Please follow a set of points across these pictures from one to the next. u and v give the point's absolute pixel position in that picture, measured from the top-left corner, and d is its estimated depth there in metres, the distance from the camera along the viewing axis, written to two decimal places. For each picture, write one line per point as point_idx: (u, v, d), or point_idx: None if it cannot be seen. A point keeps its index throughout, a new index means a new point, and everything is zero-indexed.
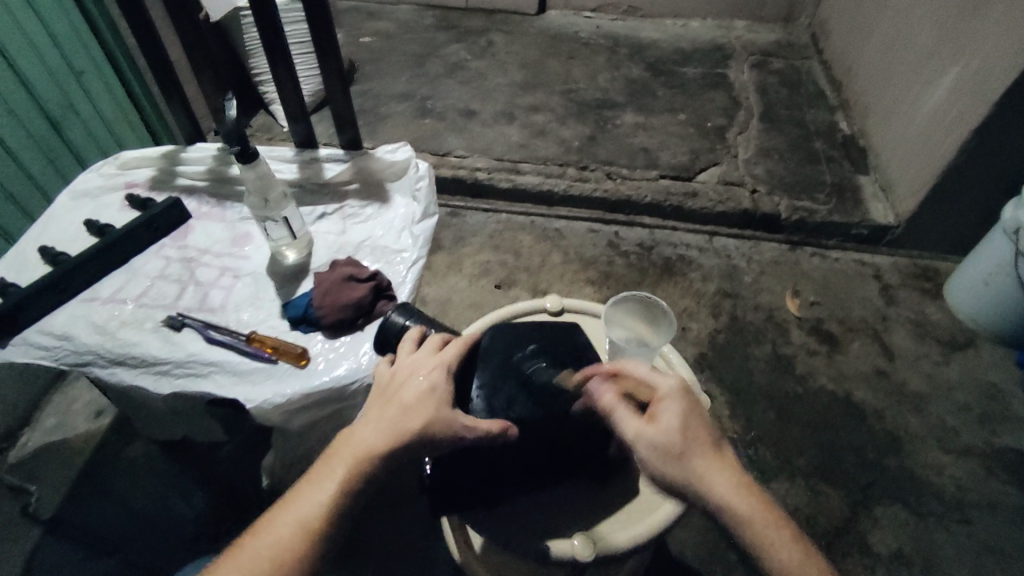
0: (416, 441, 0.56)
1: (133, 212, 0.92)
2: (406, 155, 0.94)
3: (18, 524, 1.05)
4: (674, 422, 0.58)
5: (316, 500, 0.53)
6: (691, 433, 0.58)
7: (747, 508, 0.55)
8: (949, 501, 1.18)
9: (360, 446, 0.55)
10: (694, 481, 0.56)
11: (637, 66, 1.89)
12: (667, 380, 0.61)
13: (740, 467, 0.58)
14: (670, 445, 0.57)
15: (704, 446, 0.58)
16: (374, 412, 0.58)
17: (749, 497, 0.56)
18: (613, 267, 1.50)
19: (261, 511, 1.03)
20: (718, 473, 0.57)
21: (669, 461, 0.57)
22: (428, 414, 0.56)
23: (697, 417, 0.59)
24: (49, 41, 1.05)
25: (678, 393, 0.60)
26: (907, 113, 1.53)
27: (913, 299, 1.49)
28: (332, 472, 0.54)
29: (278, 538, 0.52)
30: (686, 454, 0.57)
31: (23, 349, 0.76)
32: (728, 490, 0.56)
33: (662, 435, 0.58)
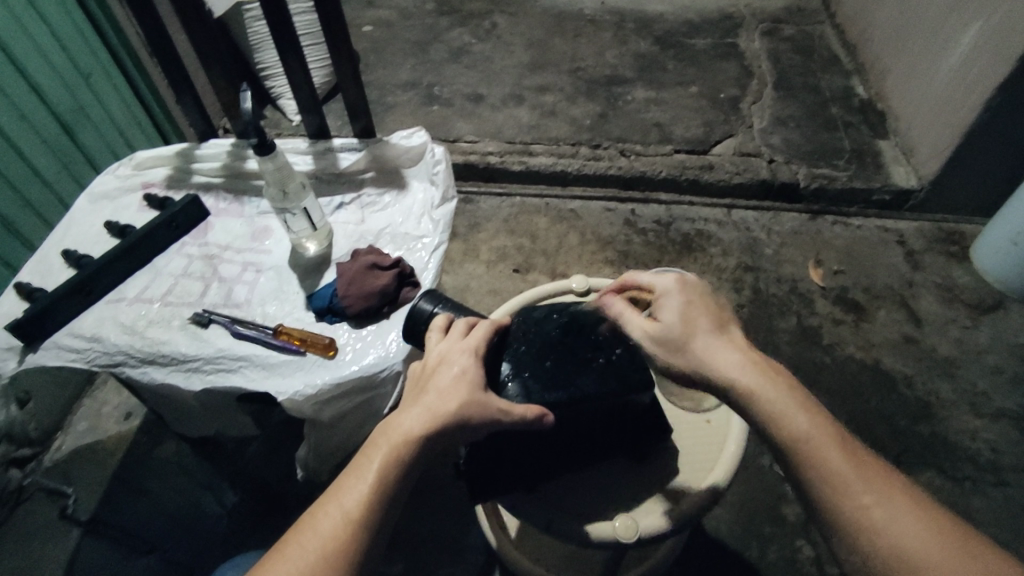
0: (452, 425, 0.55)
1: (153, 212, 0.91)
2: (421, 139, 0.92)
3: (57, 527, 1.07)
4: (674, 315, 0.60)
5: (357, 492, 0.53)
6: (691, 321, 0.59)
7: (752, 379, 0.55)
8: (984, 466, 1.16)
9: (397, 433, 0.54)
10: (699, 363, 0.57)
11: (645, 40, 1.85)
12: (663, 279, 0.63)
13: (753, 348, 0.58)
14: (674, 333, 0.59)
15: (707, 329, 0.59)
16: (409, 400, 0.58)
17: (760, 374, 0.55)
18: (630, 246, 1.48)
19: (301, 505, 1.08)
20: (725, 352, 0.57)
21: (671, 351, 0.59)
22: (462, 396, 0.56)
23: (698, 304, 0.61)
24: (55, 42, 1.04)
25: (675, 287, 0.62)
26: (927, 72, 1.48)
27: (939, 263, 1.46)
28: (371, 461, 0.54)
29: (322, 531, 0.52)
30: (690, 337, 0.58)
31: (53, 352, 0.76)
32: (734, 364, 0.56)
33: (663, 328, 0.59)
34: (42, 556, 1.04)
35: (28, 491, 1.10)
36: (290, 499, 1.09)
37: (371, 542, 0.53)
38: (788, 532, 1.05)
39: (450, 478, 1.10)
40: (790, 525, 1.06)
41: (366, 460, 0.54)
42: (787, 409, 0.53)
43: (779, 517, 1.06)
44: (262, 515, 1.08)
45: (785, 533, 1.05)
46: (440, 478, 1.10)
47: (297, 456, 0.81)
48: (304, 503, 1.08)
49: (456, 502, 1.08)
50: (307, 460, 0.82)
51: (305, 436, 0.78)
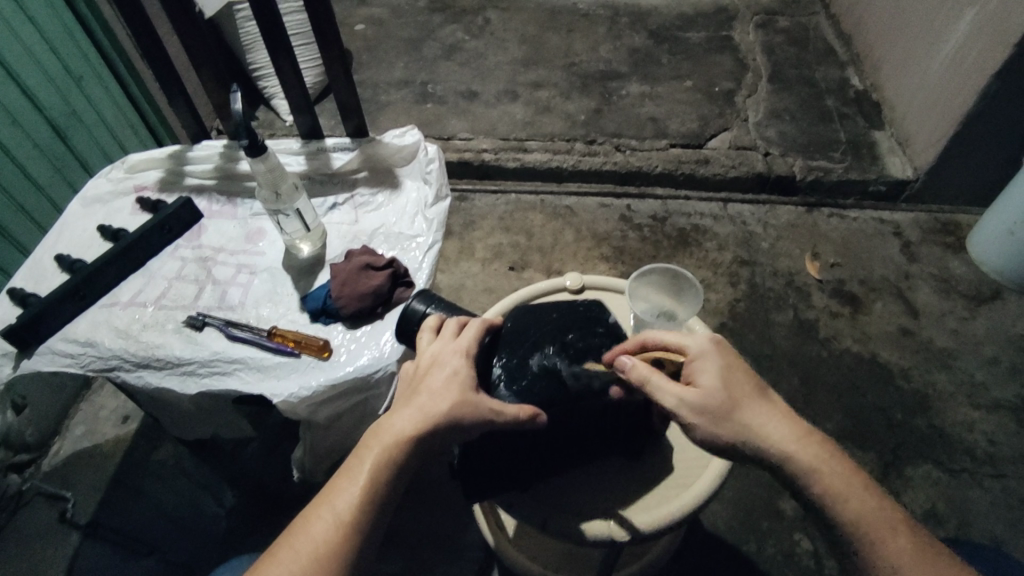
0: (444, 426, 0.55)
1: (145, 215, 0.91)
2: (414, 138, 0.92)
3: (56, 530, 1.07)
4: (717, 380, 0.58)
5: (349, 495, 0.53)
6: (734, 388, 0.58)
7: (809, 457, 0.55)
8: (980, 457, 1.16)
9: (388, 434, 0.54)
10: (748, 434, 0.56)
11: (639, 34, 1.84)
12: (696, 339, 0.60)
13: (794, 413, 0.58)
14: (718, 399, 0.57)
15: (751, 395, 0.58)
16: (401, 401, 0.58)
17: (812, 447, 0.56)
18: (626, 241, 1.48)
19: (299, 506, 1.08)
20: (774, 422, 0.57)
21: (719, 419, 0.56)
22: (454, 397, 0.56)
23: (735, 368, 0.59)
24: (44, 45, 1.03)
25: (711, 349, 0.60)
26: (923, 62, 1.48)
27: (935, 255, 1.46)
28: (362, 464, 0.54)
29: (314, 534, 0.52)
30: (735, 405, 0.57)
31: (48, 357, 0.76)
32: (787, 439, 0.56)
33: (709, 394, 0.57)
34: (41, 560, 1.04)
35: (26, 496, 1.10)
36: (288, 500, 1.09)
37: (363, 544, 0.53)
38: (785, 526, 1.05)
39: (447, 477, 1.10)
40: (788, 519, 1.06)
41: (358, 463, 0.54)
42: (829, 475, 0.55)
43: (776, 511, 1.07)
44: (261, 517, 1.08)
45: (783, 526, 1.05)
46: (438, 477, 1.10)
47: (294, 458, 0.82)
48: (303, 503, 1.08)
49: (454, 500, 1.08)
50: (304, 461, 0.82)
51: (300, 438, 0.78)
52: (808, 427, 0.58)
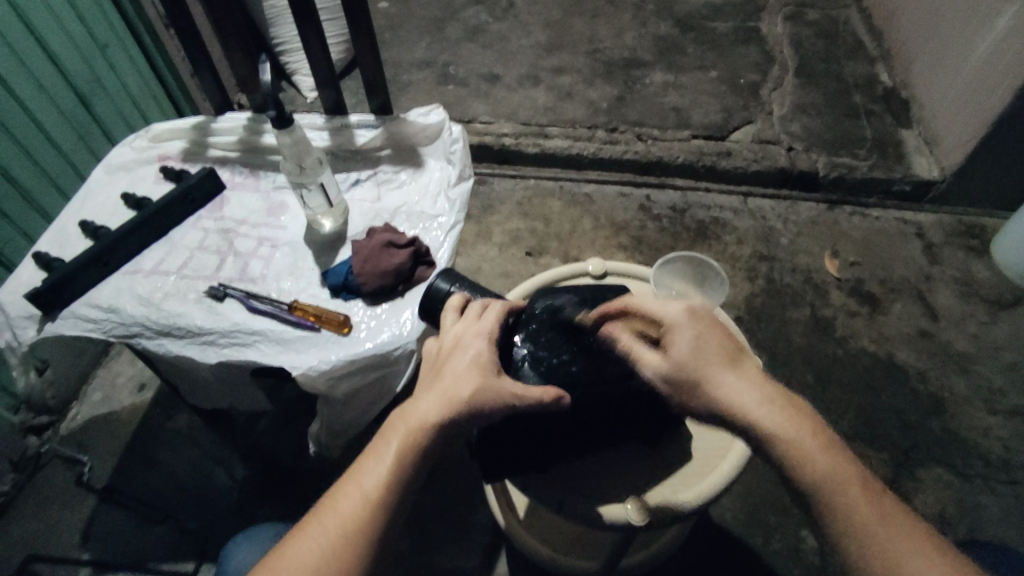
0: (466, 411, 0.55)
1: (169, 184, 0.91)
2: (439, 117, 0.91)
3: (72, 493, 1.09)
4: (686, 351, 0.55)
5: (374, 475, 0.53)
6: (703, 358, 0.55)
7: (781, 428, 0.52)
8: (995, 462, 1.15)
9: (413, 418, 0.54)
10: (715, 405, 0.54)
11: (665, 23, 1.81)
12: (671, 309, 0.57)
13: (774, 384, 0.55)
14: (684, 371, 0.55)
15: (722, 367, 0.54)
16: (425, 385, 0.58)
17: (784, 419, 0.52)
18: (645, 232, 1.47)
19: (311, 479, 1.10)
20: (746, 393, 0.53)
21: (686, 391, 0.55)
22: (475, 383, 0.55)
23: (712, 337, 0.56)
24: (72, 13, 1.04)
25: (684, 319, 0.56)
26: (956, 60, 1.44)
27: (958, 257, 1.44)
28: (387, 444, 0.54)
29: (341, 512, 0.52)
30: (702, 376, 0.54)
31: (71, 322, 0.77)
32: (756, 410, 0.52)
33: (674, 366, 0.55)
34: (58, 521, 1.06)
35: (44, 458, 1.12)
36: (301, 474, 1.11)
37: (389, 523, 0.53)
38: (793, 522, 1.05)
39: (457, 456, 1.11)
40: (796, 515, 1.06)
41: (383, 443, 0.55)
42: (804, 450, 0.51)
43: (787, 506, 1.06)
44: (274, 488, 1.09)
45: (791, 522, 1.05)
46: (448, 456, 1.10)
47: (309, 433, 0.81)
48: (315, 476, 1.10)
49: (466, 482, 1.09)
50: (320, 436, 0.82)
51: (317, 413, 0.78)
52: (787, 396, 0.54)
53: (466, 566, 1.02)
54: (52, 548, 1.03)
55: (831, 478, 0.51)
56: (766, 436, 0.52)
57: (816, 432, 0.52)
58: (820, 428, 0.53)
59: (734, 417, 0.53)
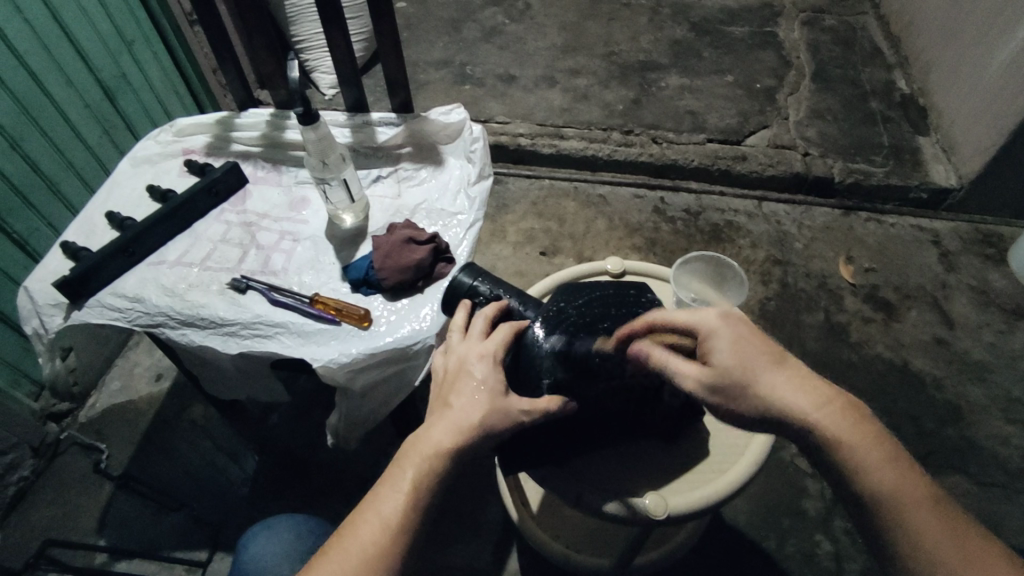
0: (478, 436, 0.55)
1: (192, 178, 0.93)
2: (460, 116, 0.92)
3: (91, 480, 1.10)
4: (729, 356, 0.55)
5: (392, 501, 0.53)
6: (748, 358, 0.54)
7: (835, 423, 0.52)
8: (1012, 472, 1.14)
9: (426, 445, 0.54)
10: (769, 404, 0.53)
11: (681, 26, 1.82)
12: (706, 316, 0.57)
13: (818, 380, 0.55)
14: (732, 375, 0.54)
15: (768, 367, 0.54)
16: (434, 410, 0.57)
17: (837, 415, 0.52)
18: (659, 234, 1.47)
19: (325, 472, 1.11)
20: (795, 392, 0.53)
21: (736, 395, 0.54)
22: (484, 406, 0.55)
23: (751, 339, 0.55)
24: (100, 8, 1.06)
25: (720, 323, 0.56)
26: (976, 68, 1.44)
27: (975, 265, 1.43)
28: (403, 470, 0.54)
29: (362, 539, 0.53)
30: (751, 377, 0.54)
31: (97, 310, 0.78)
32: (808, 407, 0.52)
33: (721, 373, 0.54)
34: (77, 507, 1.07)
35: (63, 446, 1.14)
36: (315, 467, 1.12)
37: (412, 543, 0.54)
38: (806, 525, 1.05)
39: None
40: (809, 519, 1.05)
41: (399, 469, 0.54)
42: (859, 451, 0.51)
43: (799, 511, 1.06)
44: (288, 480, 1.10)
45: (805, 526, 1.05)
46: None
47: (328, 424, 0.81)
48: (329, 469, 1.11)
49: (480, 477, 1.09)
50: (337, 428, 0.81)
51: (335, 405, 0.78)
52: (832, 391, 0.54)
53: (478, 561, 1.02)
54: (70, 534, 1.04)
55: (881, 470, 0.51)
56: (823, 432, 0.52)
57: (864, 425, 0.52)
58: (864, 419, 0.53)
59: (788, 416, 0.52)
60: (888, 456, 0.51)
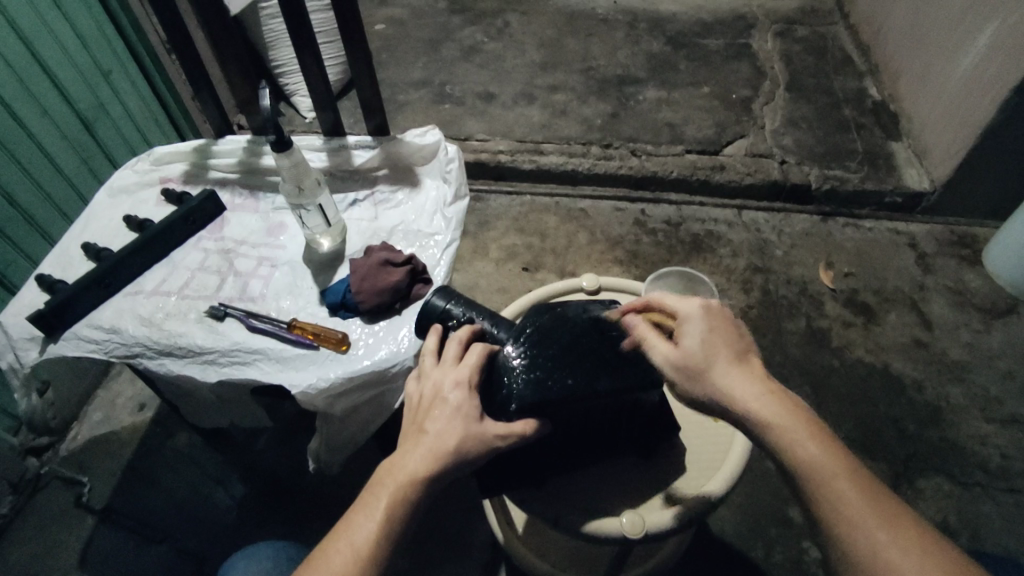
0: (453, 461, 0.55)
1: (170, 206, 0.93)
2: (435, 137, 0.93)
3: (72, 514, 1.09)
4: (696, 343, 0.58)
5: (363, 530, 0.54)
6: (713, 347, 0.57)
7: (775, 414, 0.53)
8: (994, 471, 1.15)
9: (401, 473, 0.55)
10: (719, 394, 0.55)
11: (657, 40, 1.85)
12: (688, 303, 0.61)
13: (770, 376, 0.57)
14: (694, 360, 0.57)
15: (727, 360, 0.57)
16: (409, 436, 0.57)
17: (779, 406, 0.54)
18: (640, 246, 1.48)
19: (310, 498, 1.10)
20: (745, 383, 0.55)
21: (692, 379, 0.57)
22: (460, 432, 0.56)
23: (720, 333, 0.58)
24: (77, 41, 1.06)
25: (700, 312, 0.60)
26: (943, 73, 1.47)
27: (951, 267, 1.45)
28: (377, 499, 0.54)
29: (333, 568, 0.53)
30: (709, 365, 0.56)
31: (74, 342, 0.78)
32: (754, 398, 0.54)
33: (685, 356, 0.58)
34: (57, 543, 1.06)
35: (44, 480, 1.12)
36: (300, 492, 1.11)
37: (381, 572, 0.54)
38: (793, 534, 1.05)
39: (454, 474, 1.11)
40: (796, 527, 1.06)
41: (373, 498, 0.55)
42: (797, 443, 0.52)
43: (786, 518, 1.07)
44: (274, 507, 1.10)
45: (791, 534, 1.05)
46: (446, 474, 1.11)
47: (309, 449, 0.81)
48: (314, 495, 1.10)
49: (464, 498, 1.09)
50: (319, 453, 0.82)
51: (316, 431, 0.78)
52: (781, 387, 0.56)
53: None
54: (51, 571, 1.03)
55: (813, 448, 0.52)
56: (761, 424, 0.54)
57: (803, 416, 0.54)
58: (802, 410, 0.55)
59: (733, 407, 0.55)
60: (825, 443, 0.53)
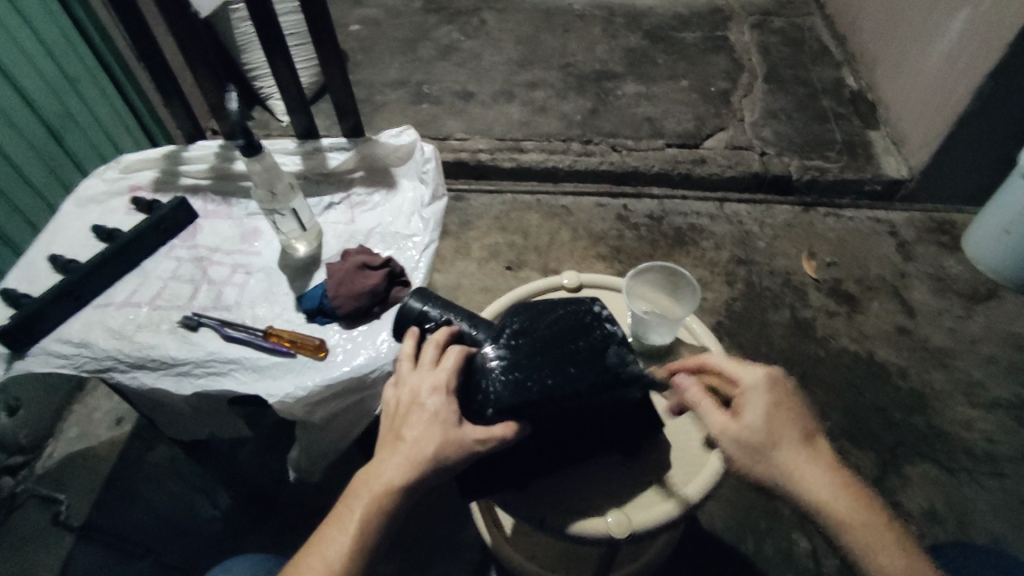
0: (432, 468, 0.54)
1: (140, 215, 0.90)
2: (410, 138, 0.91)
3: (49, 533, 1.06)
4: (759, 417, 0.58)
5: (338, 544, 0.53)
6: (778, 425, 0.58)
7: (841, 507, 0.55)
8: (978, 455, 1.16)
9: (377, 483, 0.54)
10: (783, 476, 0.56)
11: (635, 35, 1.84)
12: (752, 373, 0.61)
13: (837, 462, 0.58)
14: (758, 436, 0.57)
15: (795, 442, 0.57)
16: (385, 444, 0.56)
17: (845, 495, 0.56)
18: (623, 241, 1.48)
19: (296, 508, 1.08)
20: (811, 468, 0.56)
21: (754, 457, 0.57)
22: (439, 438, 0.55)
23: (787, 409, 0.59)
24: (41, 48, 1.03)
25: (765, 384, 0.60)
26: (918, 61, 1.48)
27: (931, 254, 1.46)
28: (352, 511, 0.54)
29: None
30: (773, 444, 0.57)
31: (41, 358, 0.76)
32: (822, 489, 0.55)
33: (748, 431, 0.58)
34: (34, 564, 1.03)
35: (19, 499, 1.09)
36: (285, 502, 1.09)
37: None
38: (783, 525, 1.05)
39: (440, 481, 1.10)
40: (786, 519, 1.06)
41: (347, 510, 0.54)
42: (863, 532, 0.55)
43: (775, 510, 1.06)
44: (259, 519, 1.08)
45: (781, 525, 1.05)
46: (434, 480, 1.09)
47: (289, 458, 0.80)
48: (300, 504, 1.08)
49: (452, 501, 1.08)
50: (299, 462, 0.80)
51: (295, 440, 0.77)
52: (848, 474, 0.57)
53: None
54: None
55: (881, 539, 0.55)
56: (829, 514, 0.55)
57: (868, 505, 0.56)
58: (870, 499, 0.56)
59: (800, 494, 0.56)
60: (893, 534, 0.55)
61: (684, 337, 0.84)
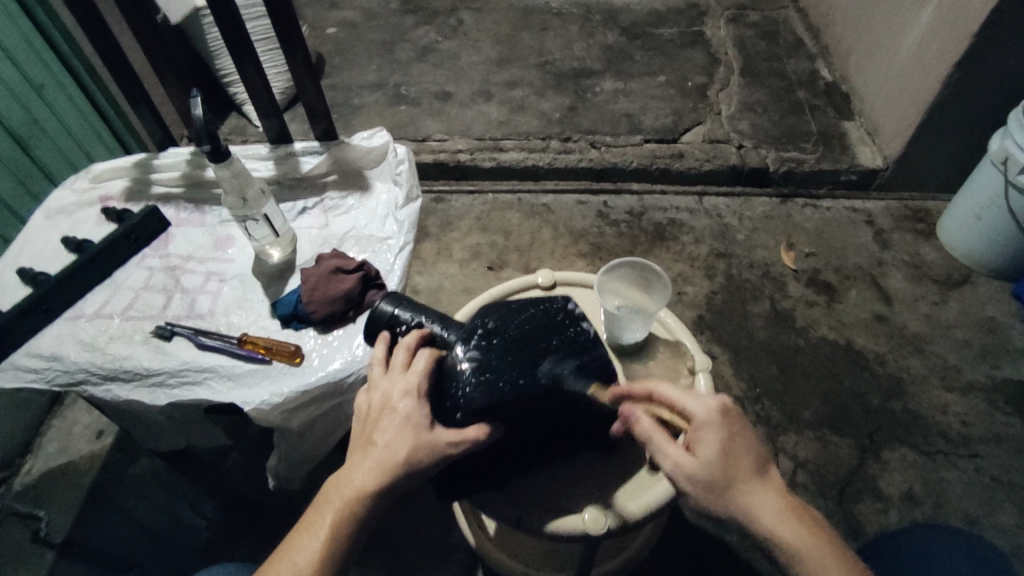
0: (403, 473, 0.54)
1: (111, 225, 0.89)
2: (382, 140, 0.91)
3: (30, 550, 1.05)
4: (714, 452, 0.56)
5: (308, 550, 0.53)
6: (733, 460, 0.56)
7: (794, 536, 0.54)
8: (955, 438, 1.18)
9: (348, 489, 0.54)
10: (738, 511, 0.55)
11: (612, 32, 1.85)
12: (705, 405, 0.58)
13: (788, 490, 0.57)
14: (714, 473, 0.55)
15: (749, 475, 0.56)
16: (357, 449, 0.57)
17: (798, 526, 0.55)
18: (603, 238, 1.48)
19: (280, 514, 1.08)
20: (765, 499, 0.55)
21: (711, 494, 0.55)
22: (410, 442, 0.55)
23: (739, 441, 0.57)
24: (4, 57, 1.02)
25: (715, 416, 0.58)
26: (889, 52, 1.50)
27: (907, 241, 1.48)
28: (323, 515, 0.54)
29: None
30: (728, 481, 0.55)
31: (10, 373, 0.74)
32: (775, 520, 0.54)
33: (704, 468, 0.56)
34: None
35: None
36: (269, 509, 1.08)
37: None
38: None
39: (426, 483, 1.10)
40: None
41: (319, 516, 0.54)
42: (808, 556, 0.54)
43: None
44: (243, 527, 1.07)
45: None
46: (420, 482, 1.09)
47: (267, 467, 0.79)
48: (285, 511, 1.08)
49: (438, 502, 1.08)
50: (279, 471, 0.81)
51: (274, 447, 0.76)
52: (800, 503, 0.57)
53: None
54: None
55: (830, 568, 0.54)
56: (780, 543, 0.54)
57: (823, 534, 0.55)
58: (820, 527, 0.56)
59: (753, 526, 0.55)
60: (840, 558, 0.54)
61: (659, 330, 0.83)
